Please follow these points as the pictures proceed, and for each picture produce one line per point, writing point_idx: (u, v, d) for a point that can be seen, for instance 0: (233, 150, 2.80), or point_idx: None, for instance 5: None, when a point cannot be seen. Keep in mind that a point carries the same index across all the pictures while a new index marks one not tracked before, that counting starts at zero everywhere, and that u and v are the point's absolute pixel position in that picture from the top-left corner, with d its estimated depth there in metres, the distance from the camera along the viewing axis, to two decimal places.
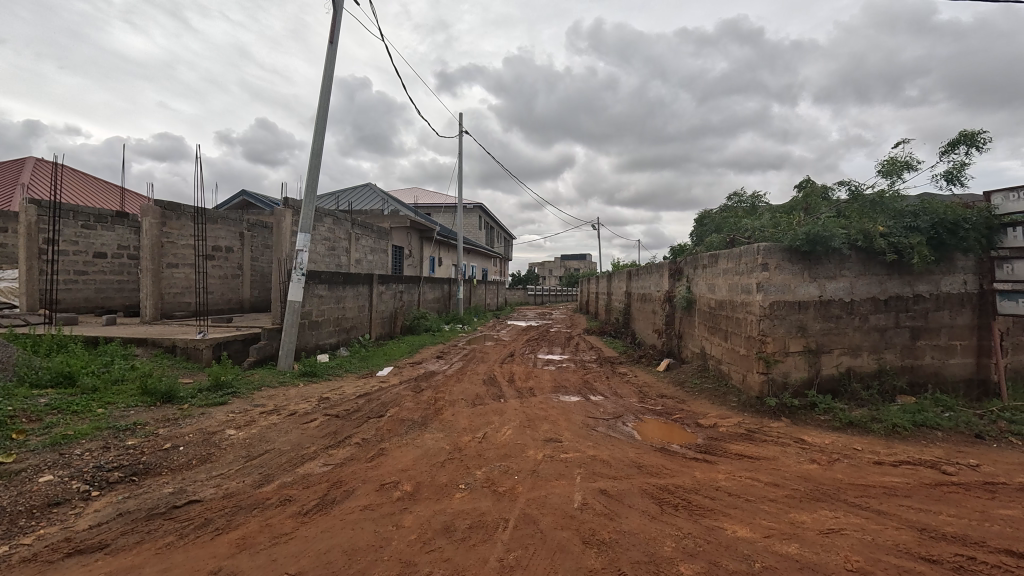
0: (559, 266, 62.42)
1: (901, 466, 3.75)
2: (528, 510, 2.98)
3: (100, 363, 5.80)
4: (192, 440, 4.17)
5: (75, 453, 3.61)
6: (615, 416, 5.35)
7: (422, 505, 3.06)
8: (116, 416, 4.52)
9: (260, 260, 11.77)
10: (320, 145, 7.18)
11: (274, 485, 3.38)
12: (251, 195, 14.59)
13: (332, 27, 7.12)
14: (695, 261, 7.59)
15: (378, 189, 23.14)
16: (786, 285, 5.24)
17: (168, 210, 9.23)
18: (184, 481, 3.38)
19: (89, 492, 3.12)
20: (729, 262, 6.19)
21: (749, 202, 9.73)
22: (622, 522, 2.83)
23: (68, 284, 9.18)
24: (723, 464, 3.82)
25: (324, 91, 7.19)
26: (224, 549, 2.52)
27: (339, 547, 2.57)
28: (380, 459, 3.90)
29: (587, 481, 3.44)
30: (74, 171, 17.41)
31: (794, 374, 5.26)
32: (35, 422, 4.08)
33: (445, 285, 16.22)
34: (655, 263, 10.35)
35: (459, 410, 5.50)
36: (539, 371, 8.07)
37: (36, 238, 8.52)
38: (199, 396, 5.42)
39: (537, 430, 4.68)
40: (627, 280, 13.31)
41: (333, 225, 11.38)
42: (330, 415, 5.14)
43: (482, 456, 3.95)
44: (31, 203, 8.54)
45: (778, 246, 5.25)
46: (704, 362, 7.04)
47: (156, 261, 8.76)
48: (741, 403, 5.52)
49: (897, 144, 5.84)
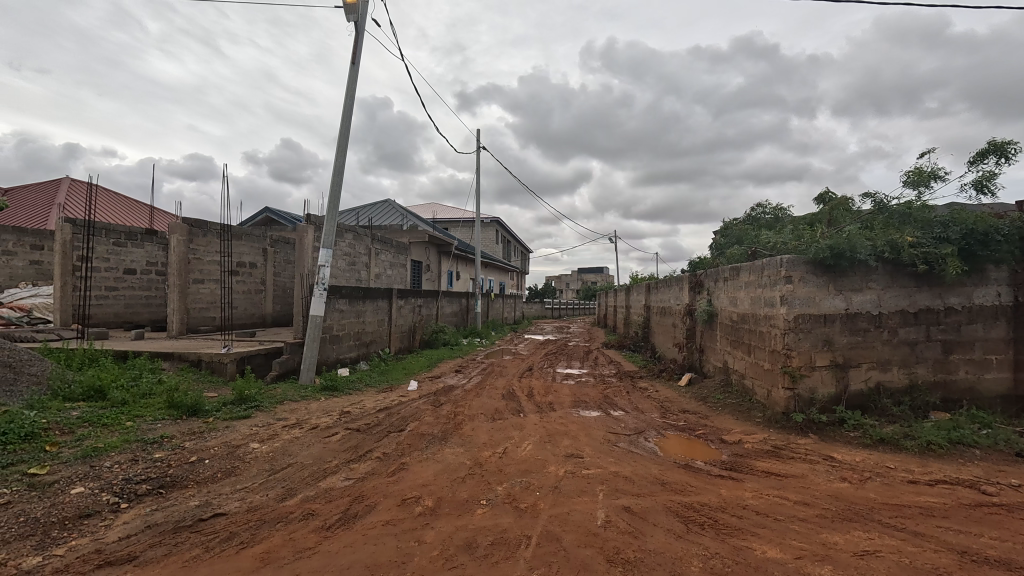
0: (576, 279, 62.44)
1: (937, 486, 3.61)
2: (550, 527, 2.94)
3: (129, 376, 5.95)
4: (218, 453, 4.24)
5: (105, 465, 3.70)
6: (637, 431, 5.27)
7: (443, 521, 3.05)
8: (144, 429, 4.62)
9: (283, 275, 12.00)
10: (342, 161, 7.34)
11: (298, 498, 3.41)
12: (276, 212, 15.11)
13: (355, 48, 7.32)
14: (715, 274, 7.52)
15: (396, 205, 23.65)
16: (811, 297, 5.14)
17: (195, 227, 9.52)
18: (210, 494, 3.43)
19: (119, 504, 3.18)
20: (751, 275, 6.09)
21: (771, 213, 9.62)
22: (646, 540, 2.79)
23: (99, 299, 9.47)
24: (749, 482, 3.73)
25: (347, 109, 7.38)
26: (249, 563, 2.54)
27: (362, 562, 2.57)
28: (400, 474, 3.90)
29: (610, 498, 3.39)
30: (107, 191, 18.11)
31: (820, 389, 5.13)
32: (68, 435, 4.20)
33: (464, 299, 16.51)
34: (673, 276, 10.31)
35: (479, 424, 5.48)
36: (558, 385, 8.01)
37: (71, 256, 8.84)
38: (223, 410, 5.51)
39: (558, 445, 4.65)
40: (646, 293, 13.16)
41: (354, 241, 11.58)
42: (351, 429, 5.19)
43: (503, 472, 3.92)
44: (67, 221, 8.88)
45: (802, 258, 5.15)
46: (727, 377, 6.89)
47: (182, 276, 9.01)
48: (765, 418, 5.40)
49: (923, 154, 5.73)
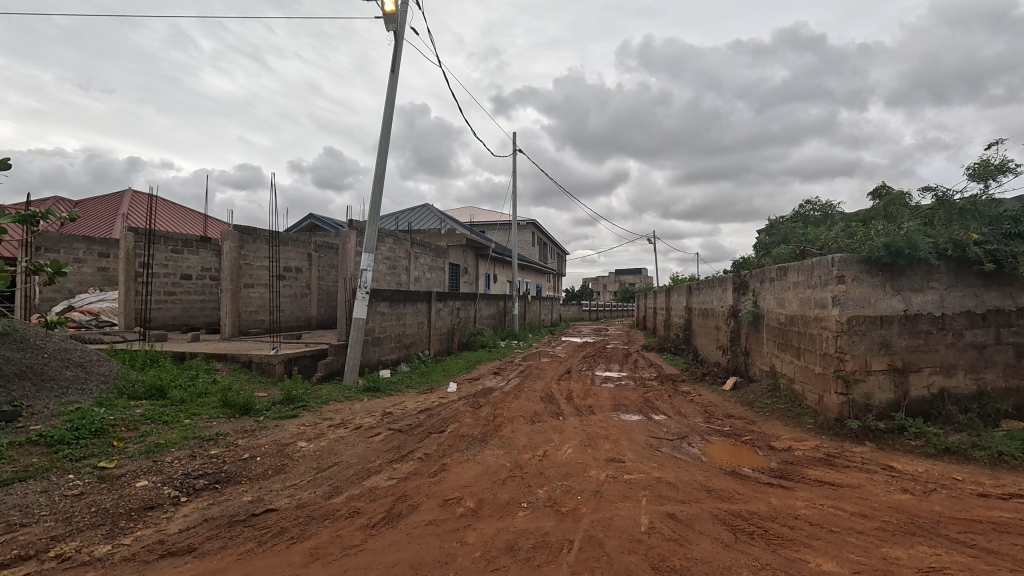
0: (614, 281, 61.67)
1: (1012, 501, 3.35)
2: (592, 532, 2.91)
3: (186, 376, 6.27)
4: (268, 450, 4.41)
5: (166, 460, 3.92)
6: (680, 436, 5.15)
7: (485, 522, 3.06)
8: (201, 427, 4.86)
9: (327, 279, 12.39)
10: (383, 167, 7.52)
11: (344, 497, 3.50)
12: (320, 218, 15.63)
13: (394, 57, 7.49)
14: (761, 275, 7.26)
15: (434, 209, 24.03)
16: (866, 298, 4.88)
17: (246, 234, 9.95)
18: (261, 490, 3.57)
19: (178, 498, 3.36)
20: (800, 275, 5.85)
21: (821, 210, 9.22)
22: (692, 548, 2.71)
23: (159, 303, 10.04)
24: (801, 491, 3.58)
25: (387, 117, 7.55)
26: (299, 558, 2.63)
27: (406, 561, 2.61)
28: (442, 474, 3.95)
29: (654, 504, 3.32)
30: (165, 201, 19.21)
31: (877, 395, 4.86)
32: (133, 431, 4.46)
33: (501, 302, 16.58)
34: (716, 277, 10.03)
35: (519, 427, 5.48)
36: (598, 388, 7.93)
37: (134, 262, 9.41)
38: (273, 409, 5.73)
39: (599, 449, 4.59)
40: (687, 295, 12.87)
41: (394, 245, 11.84)
42: (394, 430, 5.30)
43: (543, 475, 3.91)
44: (130, 230, 9.46)
45: (855, 257, 4.90)
46: (775, 381, 6.64)
47: (234, 281, 9.44)
48: (817, 425, 5.16)
49: (989, 145, 5.36)
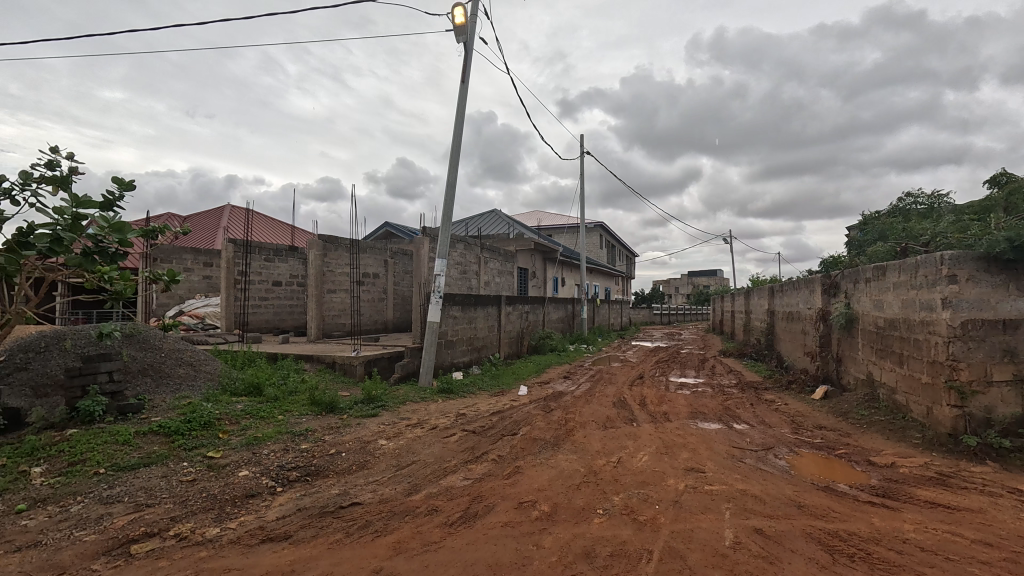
0: (686, 283, 59.34)
1: None
2: (673, 543, 2.81)
3: (279, 376, 6.78)
4: (352, 447, 4.67)
5: (263, 452, 4.26)
6: (764, 447, 4.86)
7: (560, 527, 3.05)
8: (293, 423, 5.23)
9: (402, 284, 12.92)
10: (454, 175, 7.74)
11: (422, 494, 3.63)
12: (394, 226, 16.35)
13: (464, 68, 7.70)
14: (855, 274, 6.70)
15: (502, 214, 24.36)
16: (983, 300, 4.37)
17: (328, 242, 10.61)
18: (347, 484, 3.78)
19: (275, 487, 3.64)
20: (901, 275, 5.34)
21: (925, 203, 8.35)
22: (783, 567, 2.55)
23: (255, 308, 10.95)
24: (908, 512, 3.25)
25: (457, 126, 7.77)
26: (383, 550, 2.76)
27: (483, 560, 2.66)
28: (516, 477, 3.99)
29: (738, 518, 3.15)
30: (258, 214, 20.93)
31: (1000, 408, 4.32)
32: (235, 425, 4.89)
33: (570, 305, 16.47)
34: (802, 277, 9.37)
35: (591, 432, 5.42)
36: (673, 394, 7.66)
37: (233, 271, 10.34)
38: (355, 408, 6.05)
39: (676, 458, 4.43)
40: (769, 297, 12.12)
41: (465, 250, 12.12)
42: (468, 431, 5.41)
43: (619, 482, 3.83)
44: (230, 242, 10.42)
45: (969, 254, 4.40)
46: (873, 391, 6.09)
47: (318, 287, 10.09)
48: (925, 440, 4.67)
49: None
